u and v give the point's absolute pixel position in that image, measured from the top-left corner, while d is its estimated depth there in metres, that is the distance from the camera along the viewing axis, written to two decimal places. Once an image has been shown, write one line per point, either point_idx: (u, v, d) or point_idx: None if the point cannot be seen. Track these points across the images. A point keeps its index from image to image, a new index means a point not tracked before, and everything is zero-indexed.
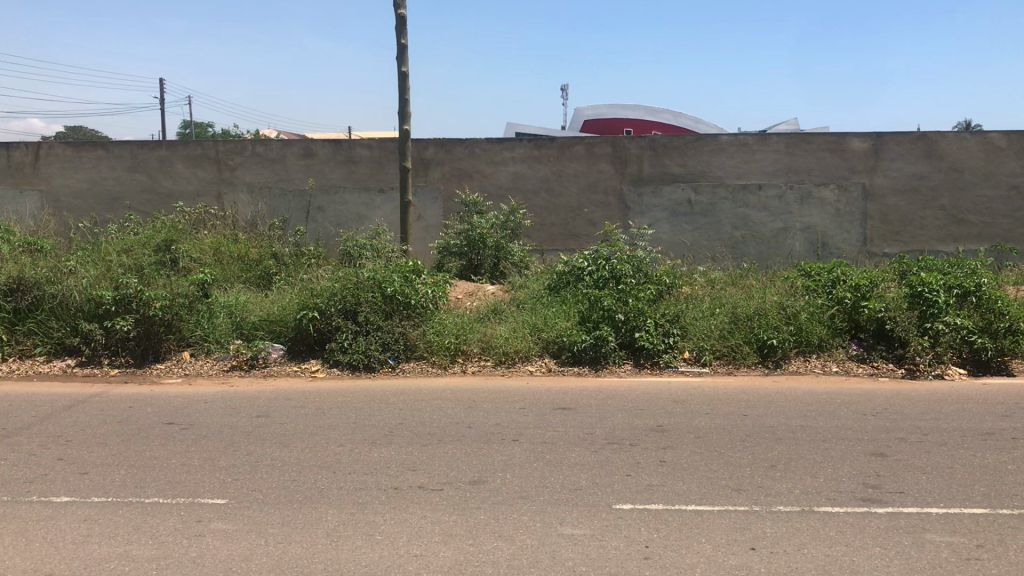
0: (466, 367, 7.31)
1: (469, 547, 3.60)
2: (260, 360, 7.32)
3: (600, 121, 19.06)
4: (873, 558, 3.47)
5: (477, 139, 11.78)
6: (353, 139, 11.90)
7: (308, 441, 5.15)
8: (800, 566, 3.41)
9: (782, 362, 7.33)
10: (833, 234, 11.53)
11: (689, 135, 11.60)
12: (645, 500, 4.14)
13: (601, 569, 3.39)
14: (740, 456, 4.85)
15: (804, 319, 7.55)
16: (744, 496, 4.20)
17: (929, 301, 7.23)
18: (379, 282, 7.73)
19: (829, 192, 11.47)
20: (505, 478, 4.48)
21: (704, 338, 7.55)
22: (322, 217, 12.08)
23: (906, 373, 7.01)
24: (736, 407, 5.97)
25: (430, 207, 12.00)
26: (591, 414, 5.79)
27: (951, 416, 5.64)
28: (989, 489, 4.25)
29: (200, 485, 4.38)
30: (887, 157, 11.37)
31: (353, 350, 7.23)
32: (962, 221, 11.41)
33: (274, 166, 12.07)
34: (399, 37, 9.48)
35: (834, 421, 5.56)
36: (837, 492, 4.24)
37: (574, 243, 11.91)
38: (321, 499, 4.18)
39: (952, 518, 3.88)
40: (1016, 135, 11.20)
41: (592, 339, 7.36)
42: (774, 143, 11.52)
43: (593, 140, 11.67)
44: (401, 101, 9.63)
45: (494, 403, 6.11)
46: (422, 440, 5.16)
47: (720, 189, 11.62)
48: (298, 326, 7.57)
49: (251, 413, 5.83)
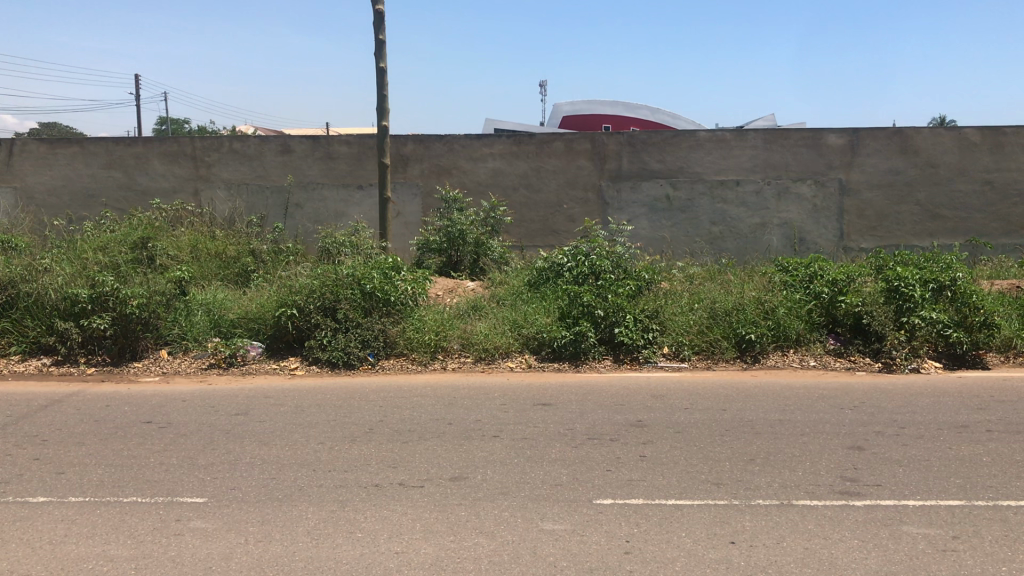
0: (446, 364, 7.32)
1: (451, 543, 3.60)
2: (238, 358, 7.27)
3: (578, 116, 19.16)
4: (851, 551, 3.50)
5: (456, 135, 11.76)
6: (331, 136, 11.86)
7: (287, 439, 5.12)
8: (779, 559, 3.43)
9: (760, 357, 7.38)
10: (810, 230, 11.61)
11: (668, 131, 11.64)
12: (626, 495, 4.16)
13: (582, 564, 3.40)
14: (718, 451, 4.87)
15: (782, 315, 7.59)
16: (724, 490, 4.23)
17: (906, 295, 7.34)
18: (358, 279, 7.66)
19: (806, 187, 11.54)
20: (485, 474, 4.48)
21: (682, 333, 7.61)
22: (300, 214, 12.03)
23: (883, 367, 7.08)
24: (716, 401, 6.01)
25: (410, 204, 11.96)
26: (572, 409, 5.81)
27: (928, 409, 5.70)
28: (965, 481, 4.30)
29: (179, 484, 4.35)
30: (863, 152, 11.46)
31: (332, 348, 7.21)
32: (937, 216, 11.52)
33: (252, 162, 11.99)
34: (377, 32, 9.45)
35: (812, 415, 5.61)
36: (815, 485, 4.27)
37: (553, 239, 11.92)
38: (301, 497, 4.16)
39: (929, 510, 3.92)
40: (989, 130, 11.33)
41: (572, 334, 7.39)
42: (752, 139, 11.59)
43: (572, 136, 11.67)
44: (379, 95, 9.59)
45: (475, 399, 6.12)
46: (403, 437, 5.15)
47: (699, 185, 11.66)
48: (277, 323, 7.54)
49: (230, 412, 5.78)
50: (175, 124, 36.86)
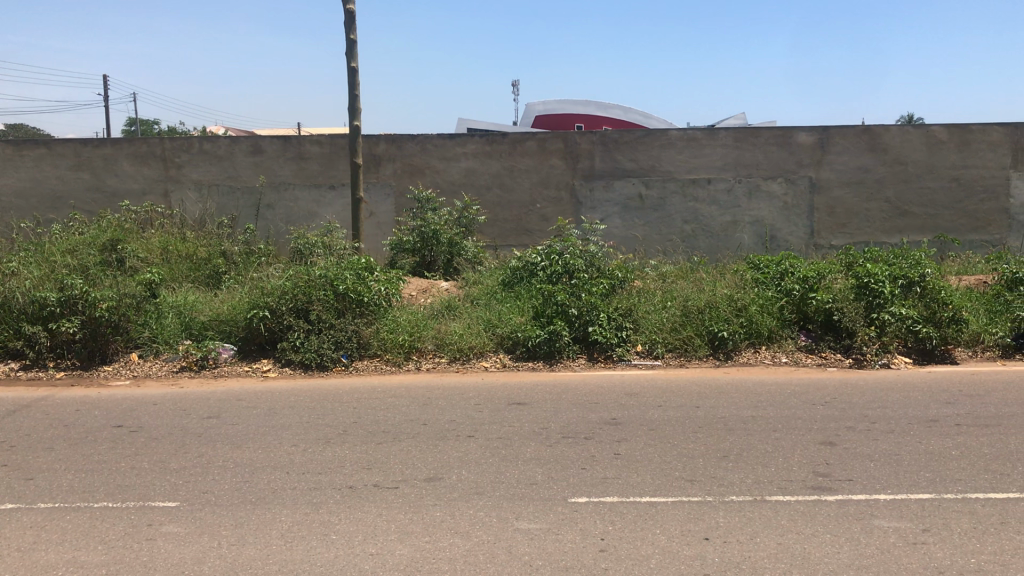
0: (421, 364, 7.30)
1: (426, 544, 3.59)
2: (210, 361, 7.21)
3: (551, 116, 19.21)
4: (823, 545, 3.53)
5: (429, 135, 11.73)
6: (302, 136, 11.80)
7: (260, 441, 5.09)
8: (753, 555, 3.46)
9: (732, 354, 7.42)
10: (780, 227, 11.71)
11: (640, 131, 11.68)
12: (601, 493, 4.18)
13: (557, 563, 3.40)
14: (692, 447, 4.90)
15: (754, 311, 7.63)
16: (697, 486, 4.25)
17: (876, 292, 7.45)
18: (331, 279, 7.63)
19: (776, 185, 11.63)
20: (461, 474, 4.48)
21: (656, 330, 7.65)
22: (272, 214, 11.95)
23: (853, 363, 7.14)
24: (689, 398, 6.04)
25: (383, 204, 11.91)
26: (546, 408, 5.82)
27: (899, 404, 5.76)
28: (934, 475, 4.35)
29: (151, 488, 4.31)
30: (833, 150, 11.57)
31: (305, 349, 7.17)
32: (906, 213, 11.67)
33: (221, 163, 11.89)
34: (347, 31, 9.40)
35: (784, 411, 5.66)
36: (788, 481, 4.31)
37: (527, 238, 11.93)
38: (275, 499, 4.14)
39: (900, 503, 3.97)
40: (956, 128, 11.48)
41: (547, 334, 7.39)
42: (722, 138, 11.65)
43: (545, 136, 11.67)
44: (351, 95, 9.54)
45: (449, 399, 6.12)
46: (378, 438, 5.13)
47: (671, 184, 11.72)
48: (249, 325, 7.47)
49: (202, 415, 5.75)
50: (144, 125, 36.63)
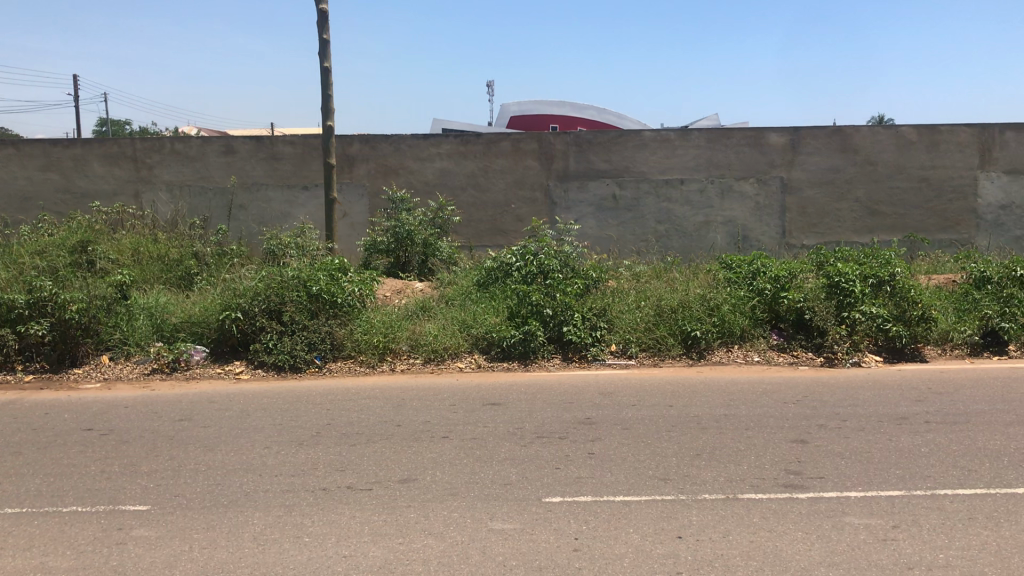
0: (395, 365, 7.28)
1: (399, 545, 3.58)
2: (182, 363, 7.15)
3: (526, 117, 19.23)
4: (795, 543, 3.55)
5: (403, 136, 11.71)
6: (275, 136, 11.73)
7: (233, 444, 5.05)
8: (725, 553, 3.48)
9: (706, 353, 7.46)
10: (753, 227, 11.79)
11: (613, 132, 11.72)
12: (575, 492, 4.18)
13: (531, 563, 3.40)
14: (666, 446, 4.92)
15: (727, 311, 7.67)
16: (671, 485, 4.27)
17: (846, 291, 7.51)
18: (304, 281, 7.59)
19: (749, 186, 11.71)
20: (435, 475, 4.47)
21: (630, 330, 7.67)
22: (244, 215, 11.87)
23: (825, 361, 7.20)
24: (663, 397, 6.07)
25: (356, 205, 11.87)
26: (521, 408, 5.83)
27: (869, 401, 5.82)
28: (904, 472, 4.40)
29: (121, 492, 4.27)
30: (805, 151, 11.67)
31: (278, 351, 7.13)
32: (876, 212, 11.78)
33: (193, 163, 11.80)
34: (320, 31, 9.36)
35: (756, 409, 5.70)
36: (760, 479, 4.34)
37: (502, 238, 11.92)
38: (247, 502, 4.11)
39: (870, 500, 4.01)
40: (925, 129, 11.61)
41: (521, 334, 7.40)
42: (695, 139, 11.72)
43: (520, 136, 11.68)
44: (324, 95, 9.50)
45: (423, 400, 6.11)
46: (351, 440, 5.11)
47: (645, 184, 11.76)
48: (221, 327, 7.41)
49: (174, 417, 5.70)
50: (116, 125, 36.30)
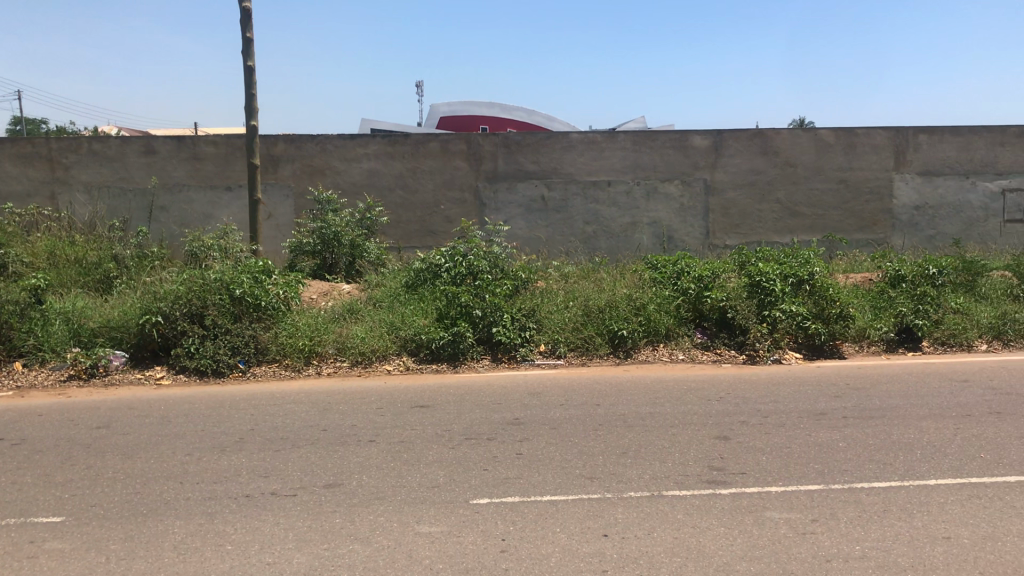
0: (321, 369, 7.19)
1: (324, 551, 3.53)
2: (100, 369, 6.94)
3: (455, 118, 19.21)
4: (718, 538, 3.62)
5: (329, 136, 11.58)
6: (197, 136, 11.50)
7: (153, 451, 4.93)
8: (650, 550, 3.51)
9: (632, 352, 7.55)
10: (678, 227, 11.97)
11: (541, 133, 11.78)
12: (502, 493, 4.19)
13: (458, 565, 3.40)
14: (592, 445, 4.96)
15: (652, 310, 7.77)
16: (597, 484, 4.30)
17: (768, 290, 7.67)
18: (227, 283, 7.45)
19: (674, 187, 11.89)
20: (361, 479, 4.42)
21: (558, 330, 7.72)
22: (166, 217, 11.60)
23: (747, 359, 7.35)
24: (590, 396, 6.11)
25: (281, 206, 11.69)
26: (449, 410, 5.81)
27: (789, 398, 5.95)
28: (823, 466, 4.51)
29: (34, 504, 4.13)
30: (727, 153, 11.90)
31: (201, 355, 6.98)
32: (797, 213, 12.07)
33: (112, 164, 11.49)
34: (244, 30, 9.20)
35: (681, 407, 5.78)
36: (683, 475, 4.40)
37: (431, 239, 11.87)
38: (167, 511, 4.01)
39: (790, 495, 4.09)
40: (842, 131, 11.94)
41: (450, 335, 7.38)
42: (622, 141, 11.85)
43: (447, 137, 11.66)
44: (247, 95, 9.34)
45: (351, 404, 6.04)
46: (275, 445, 5.03)
47: (572, 185, 11.85)
48: (140, 332, 7.21)
49: (92, 425, 5.53)
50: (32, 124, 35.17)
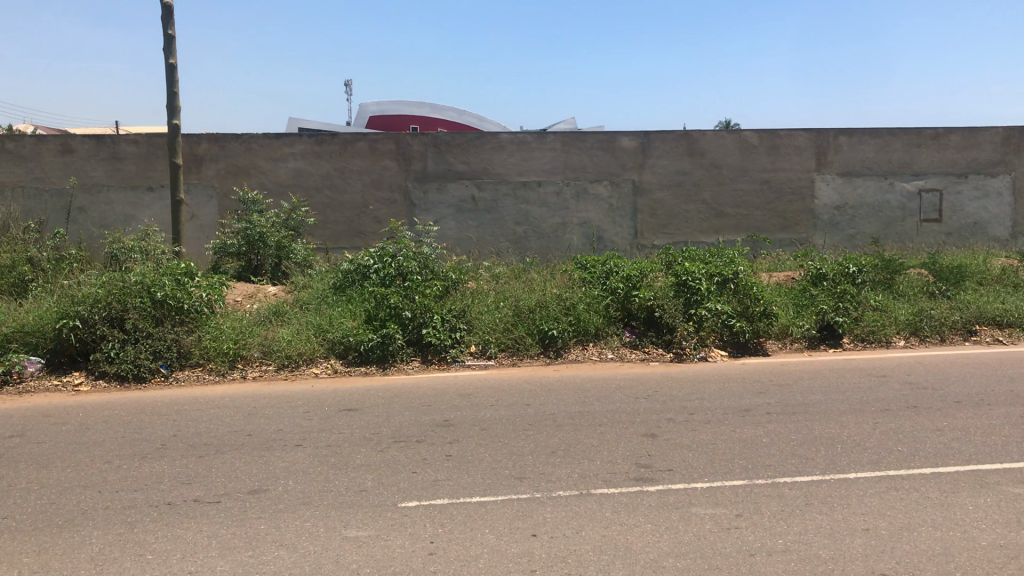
0: (247, 372, 7.06)
1: (249, 559, 3.47)
2: (14, 375, 6.70)
3: (384, 117, 19.07)
4: (645, 535, 3.65)
5: (255, 135, 11.39)
6: (116, 135, 11.20)
7: (70, 460, 4.78)
8: (578, 548, 3.53)
9: (562, 351, 7.58)
10: (607, 227, 12.07)
11: (470, 133, 11.77)
12: (431, 496, 4.17)
13: (385, 569, 3.36)
14: (521, 445, 4.97)
15: (581, 310, 7.82)
16: (526, 483, 4.31)
17: (694, 289, 7.80)
18: (148, 286, 7.25)
19: (603, 187, 11.99)
20: (287, 485, 4.35)
21: (488, 331, 7.71)
22: (85, 218, 11.26)
23: (674, 357, 7.44)
24: (520, 396, 6.12)
25: (206, 206, 11.45)
26: (378, 413, 5.75)
27: (715, 395, 6.04)
28: (747, 462, 4.58)
29: None
30: (654, 154, 12.05)
31: (121, 360, 6.79)
32: (722, 213, 12.28)
33: (27, 163, 11.12)
34: (165, 26, 8.99)
35: (610, 405, 5.83)
36: (612, 474, 4.43)
37: (360, 240, 11.75)
38: (84, 521, 3.89)
39: (715, 491, 4.16)
40: (766, 133, 12.19)
41: (380, 337, 7.32)
42: (551, 142, 11.91)
43: (376, 137, 11.57)
44: (169, 93, 9.13)
45: (277, 408, 5.94)
46: (198, 452, 4.92)
47: (502, 186, 11.86)
48: (57, 337, 6.98)
49: (4, 434, 5.33)
50: None
